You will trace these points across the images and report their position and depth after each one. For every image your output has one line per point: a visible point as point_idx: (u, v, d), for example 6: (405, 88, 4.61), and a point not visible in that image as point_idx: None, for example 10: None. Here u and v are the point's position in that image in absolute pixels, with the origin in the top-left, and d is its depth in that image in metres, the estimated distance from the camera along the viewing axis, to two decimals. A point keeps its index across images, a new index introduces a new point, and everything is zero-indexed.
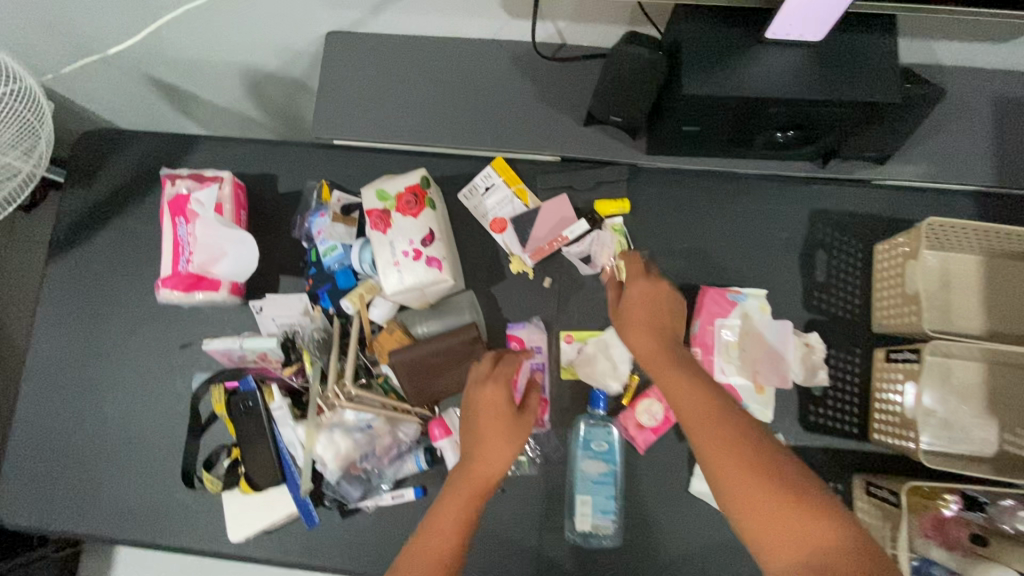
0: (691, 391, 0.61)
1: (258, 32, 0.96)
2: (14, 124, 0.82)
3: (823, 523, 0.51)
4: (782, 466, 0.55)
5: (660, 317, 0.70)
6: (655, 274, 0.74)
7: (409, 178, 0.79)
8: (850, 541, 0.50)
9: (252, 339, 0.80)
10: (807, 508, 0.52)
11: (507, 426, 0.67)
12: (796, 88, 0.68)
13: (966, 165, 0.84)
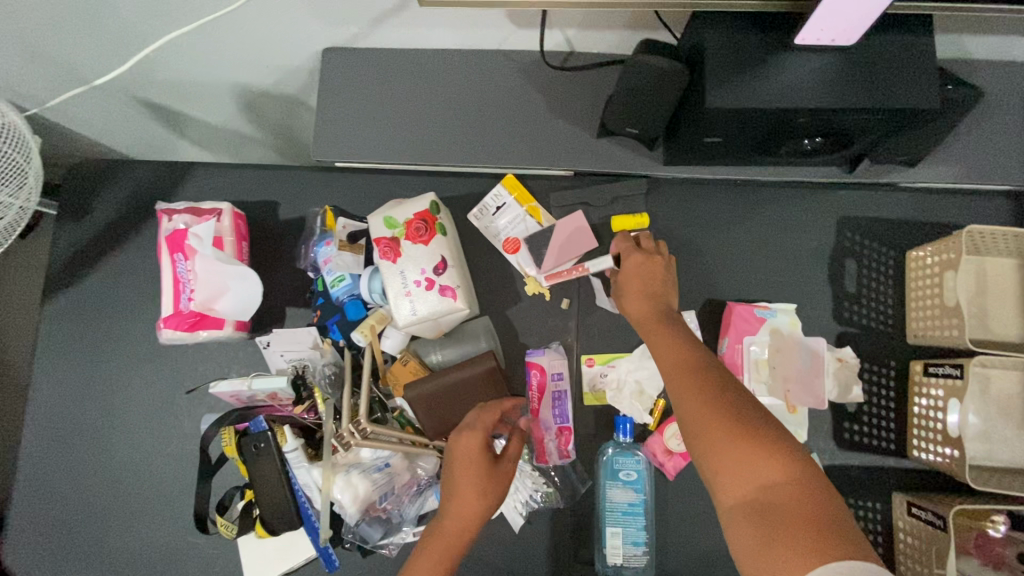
0: (680, 394, 0.58)
1: (251, 52, 0.92)
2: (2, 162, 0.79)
3: (771, 462, 0.51)
4: (743, 412, 0.55)
5: (652, 283, 0.70)
6: (653, 247, 0.73)
7: (418, 202, 0.75)
8: (797, 481, 0.50)
9: (262, 380, 0.75)
10: (756, 446, 0.52)
11: (479, 479, 0.65)
12: (827, 95, 0.65)
13: (1000, 165, 0.80)
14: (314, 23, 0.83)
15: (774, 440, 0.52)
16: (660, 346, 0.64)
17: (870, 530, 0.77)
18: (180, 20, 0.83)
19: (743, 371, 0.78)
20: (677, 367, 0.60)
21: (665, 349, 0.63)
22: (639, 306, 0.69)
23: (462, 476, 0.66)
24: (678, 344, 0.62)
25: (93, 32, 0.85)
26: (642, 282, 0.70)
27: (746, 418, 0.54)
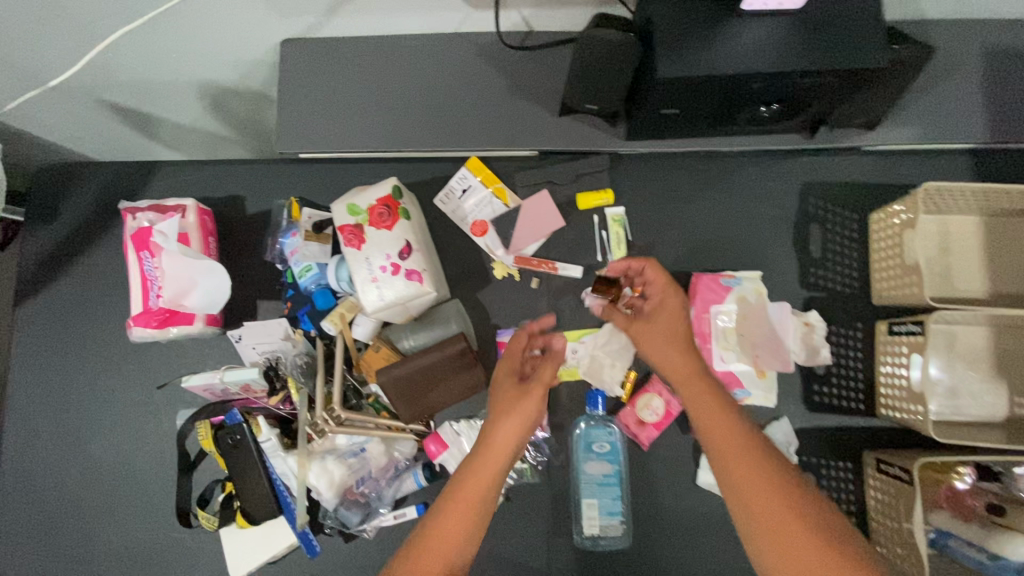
0: (737, 466, 0.56)
1: (210, 47, 0.91)
2: None
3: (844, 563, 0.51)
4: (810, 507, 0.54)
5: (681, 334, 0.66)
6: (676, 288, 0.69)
7: (380, 188, 0.75)
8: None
9: (233, 373, 0.75)
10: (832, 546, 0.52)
11: (520, 397, 0.65)
12: (779, 60, 0.65)
13: (958, 124, 0.81)
14: (270, 13, 0.82)
15: (842, 531, 0.53)
16: (709, 417, 0.59)
17: (842, 488, 0.78)
18: (133, 16, 0.82)
19: (711, 340, 0.79)
20: (733, 436, 0.58)
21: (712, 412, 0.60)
22: (674, 356, 0.65)
23: (505, 402, 0.66)
24: (730, 419, 0.59)
25: (46, 33, 0.84)
26: (669, 329, 0.66)
27: (813, 506, 0.54)
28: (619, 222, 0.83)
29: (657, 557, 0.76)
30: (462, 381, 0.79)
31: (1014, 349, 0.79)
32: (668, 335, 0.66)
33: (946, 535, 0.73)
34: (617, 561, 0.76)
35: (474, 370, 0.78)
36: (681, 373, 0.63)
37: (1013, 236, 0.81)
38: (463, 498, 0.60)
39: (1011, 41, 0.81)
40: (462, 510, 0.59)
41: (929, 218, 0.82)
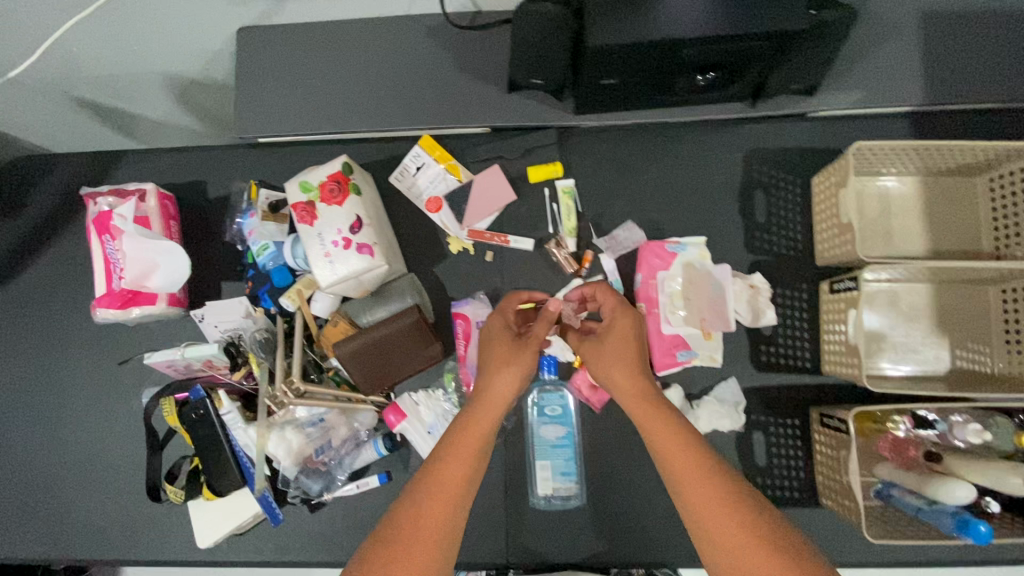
0: (693, 493, 0.56)
1: (170, 38, 0.93)
2: None
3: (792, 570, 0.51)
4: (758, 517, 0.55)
5: (629, 349, 0.67)
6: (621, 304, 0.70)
7: (331, 165, 0.78)
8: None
9: (192, 349, 0.78)
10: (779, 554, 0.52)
11: (520, 354, 0.66)
12: (705, 25, 0.66)
13: (897, 87, 0.82)
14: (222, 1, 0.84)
15: (801, 549, 0.53)
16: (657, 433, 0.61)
17: (789, 444, 0.80)
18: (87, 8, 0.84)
19: (658, 304, 0.81)
20: (688, 462, 0.58)
21: (669, 436, 0.60)
22: (627, 381, 0.65)
23: (503, 362, 0.66)
24: (676, 436, 0.60)
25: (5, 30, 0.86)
26: (624, 350, 0.67)
27: (766, 524, 0.54)
28: (570, 193, 0.85)
29: (610, 515, 0.79)
30: (419, 352, 0.80)
31: (954, 305, 0.81)
32: (620, 356, 0.67)
33: (890, 486, 0.74)
34: (573, 520, 0.79)
35: (429, 340, 0.80)
36: (631, 394, 0.64)
37: (952, 195, 0.83)
38: (447, 482, 0.59)
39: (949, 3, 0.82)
40: (445, 492, 0.58)
41: (871, 181, 0.84)
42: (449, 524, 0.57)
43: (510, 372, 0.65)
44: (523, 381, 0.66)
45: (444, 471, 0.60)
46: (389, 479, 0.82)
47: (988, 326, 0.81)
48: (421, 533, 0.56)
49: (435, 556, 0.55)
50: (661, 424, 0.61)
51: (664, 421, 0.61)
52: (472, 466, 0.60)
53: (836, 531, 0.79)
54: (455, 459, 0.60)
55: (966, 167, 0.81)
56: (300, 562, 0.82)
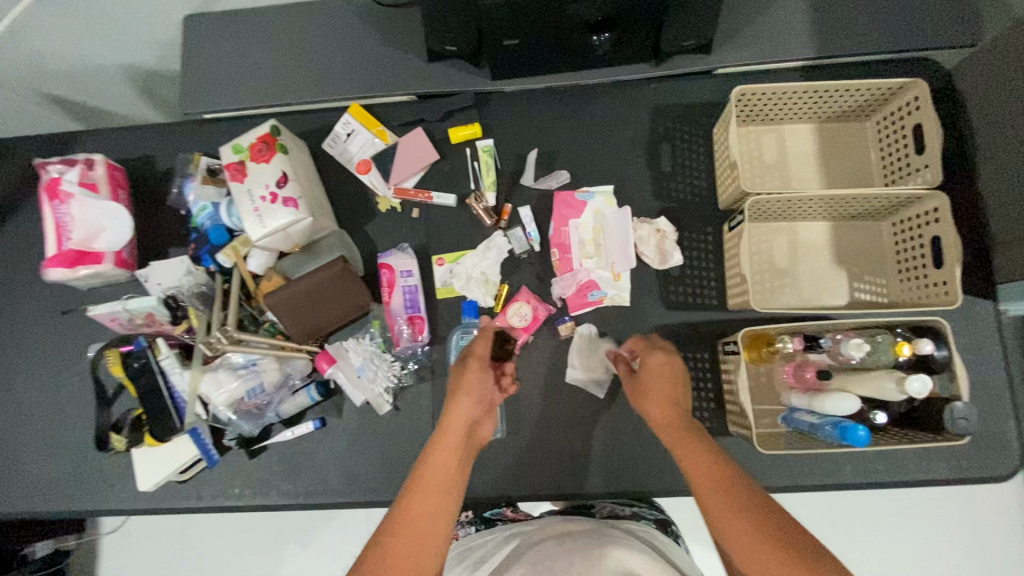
0: (734, 526, 0.55)
1: (122, 28, 1.01)
2: None
3: None
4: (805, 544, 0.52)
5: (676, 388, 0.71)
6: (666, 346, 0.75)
7: (260, 129, 0.85)
8: None
9: (137, 302, 0.84)
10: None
11: (467, 380, 0.69)
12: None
13: (788, 40, 0.87)
14: None
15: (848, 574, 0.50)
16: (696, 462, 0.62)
17: (699, 377, 0.84)
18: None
19: (571, 250, 0.88)
20: (726, 491, 0.58)
21: (702, 465, 0.61)
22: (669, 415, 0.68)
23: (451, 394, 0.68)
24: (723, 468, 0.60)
25: None
26: (657, 390, 0.71)
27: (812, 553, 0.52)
28: (488, 152, 0.91)
29: (531, 447, 0.84)
30: (346, 300, 0.85)
31: (853, 241, 0.86)
32: (654, 395, 0.70)
33: (795, 411, 0.77)
34: (496, 453, 0.84)
35: (356, 288, 0.84)
36: (676, 429, 0.67)
37: (846, 139, 0.88)
38: (406, 524, 0.57)
39: None
40: (408, 527, 0.57)
41: (769, 129, 0.88)
42: (415, 561, 0.55)
43: (461, 400, 0.67)
44: (474, 407, 0.67)
45: (406, 509, 0.58)
46: (324, 424, 0.86)
47: (883, 258, 0.85)
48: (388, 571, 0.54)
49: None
50: (699, 460, 0.62)
51: (697, 452, 0.62)
52: (431, 504, 0.59)
53: (747, 459, 0.82)
54: (416, 494, 0.60)
55: (855, 111, 0.86)
56: (239, 506, 0.86)
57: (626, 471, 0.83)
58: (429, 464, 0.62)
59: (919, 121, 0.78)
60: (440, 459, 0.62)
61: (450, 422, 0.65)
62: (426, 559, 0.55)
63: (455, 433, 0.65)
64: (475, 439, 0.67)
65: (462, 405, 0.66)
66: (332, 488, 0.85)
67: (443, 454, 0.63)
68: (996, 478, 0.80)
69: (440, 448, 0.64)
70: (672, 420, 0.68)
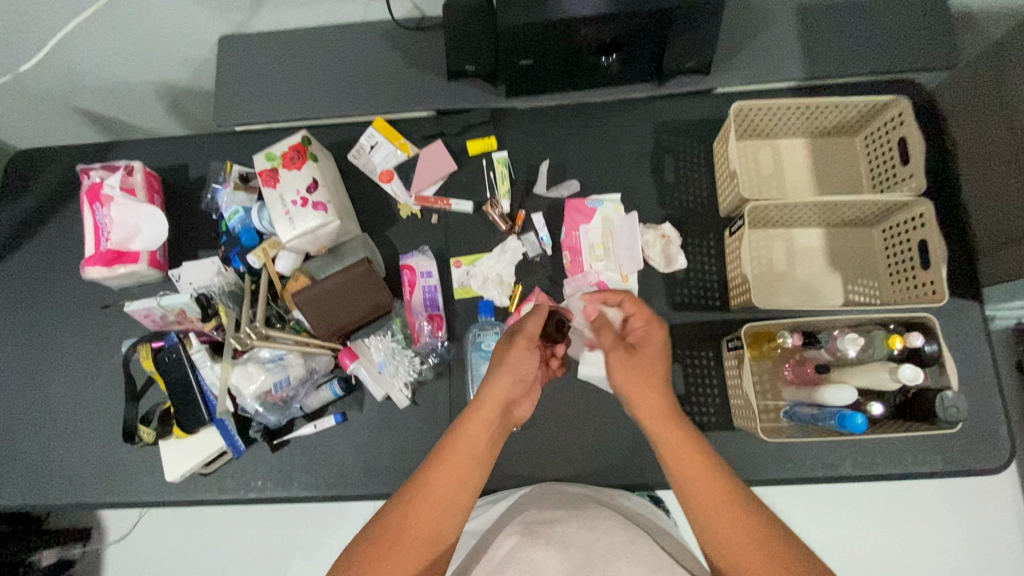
0: (708, 502, 0.63)
1: (159, 49, 1.07)
2: None
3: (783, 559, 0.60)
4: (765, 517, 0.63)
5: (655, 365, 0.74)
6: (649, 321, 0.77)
7: (292, 139, 0.91)
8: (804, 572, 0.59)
9: (168, 299, 0.88)
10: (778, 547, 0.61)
11: (515, 358, 0.72)
12: (602, 7, 0.80)
13: (781, 64, 0.95)
14: (201, 11, 0.98)
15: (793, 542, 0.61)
16: (675, 447, 0.67)
17: (705, 374, 0.89)
18: (80, 18, 0.96)
19: (581, 253, 0.93)
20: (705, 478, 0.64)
21: (689, 458, 0.66)
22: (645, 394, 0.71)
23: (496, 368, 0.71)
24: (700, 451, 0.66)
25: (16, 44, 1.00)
26: (647, 374, 0.72)
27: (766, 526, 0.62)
28: (503, 163, 0.97)
29: (544, 441, 0.88)
30: (369, 298, 0.89)
31: (846, 246, 0.91)
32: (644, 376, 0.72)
33: (797, 406, 0.81)
34: (510, 446, 0.88)
35: (379, 287, 0.89)
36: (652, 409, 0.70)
37: (837, 153, 0.94)
38: (439, 489, 0.63)
39: None
40: (436, 495, 0.63)
41: (765, 143, 0.95)
42: (438, 525, 0.62)
43: (507, 378, 0.70)
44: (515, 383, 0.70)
45: (434, 477, 0.63)
46: (344, 419, 0.90)
47: (875, 262, 0.90)
48: (410, 534, 0.61)
49: (425, 555, 0.61)
50: (684, 449, 0.66)
51: (684, 444, 0.67)
52: (464, 472, 0.64)
53: (750, 453, 0.85)
54: (450, 464, 0.64)
55: (845, 126, 0.92)
56: (260, 498, 0.89)
57: (635, 464, 0.87)
58: (467, 438, 0.66)
59: (903, 135, 0.84)
60: (476, 431, 0.67)
61: (491, 398, 0.69)
62: (448, 524, 0.62)
63: (494, 410, 0.68)
64: (508, 412, 0.72)
65: (506, 383, 0.69)
66: (351, 481, 0.88)
67: (480, 426, 0.67)
68: (987, 471, 0.83)
69: (478, 423, 0.67)
70: (655, 405, 0.70)
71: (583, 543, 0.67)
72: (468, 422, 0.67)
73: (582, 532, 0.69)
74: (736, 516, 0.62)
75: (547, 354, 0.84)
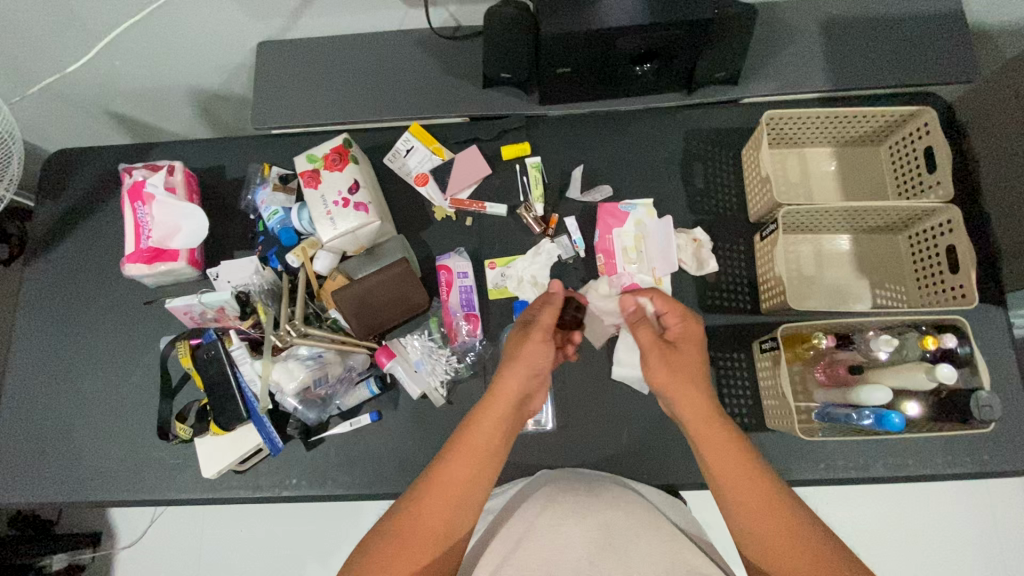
0: (745, 497, 0.65)
1: (196, 54, 1.09)
2: None
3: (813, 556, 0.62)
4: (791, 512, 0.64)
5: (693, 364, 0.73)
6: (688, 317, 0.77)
7: (334, 142, 0.93)
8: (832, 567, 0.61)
9: (210, 295, 0.89)
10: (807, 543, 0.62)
11: (526, 349, 0.72)
12: (641, 16, 0.83)
13: (807, 77, 0.98)
14: (242, 17, 0.99)
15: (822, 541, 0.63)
16: (715, 446, 0.68)
17: (737, 376, 0.90)
18: (124, 22, 0.98)
19: (615, 255, 0.95)
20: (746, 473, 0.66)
21: (728, 455, 0.67)
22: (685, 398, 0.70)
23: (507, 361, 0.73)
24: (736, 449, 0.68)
25: (58, 47, 1.01)
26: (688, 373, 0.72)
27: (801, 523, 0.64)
28: (537, 168, 1.00)
29: (579, 440, 0.89)
30: (408, 298, 0.91)
31: (873, 252, 0.94)
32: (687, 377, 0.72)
33: (828, 406, 0.82)
34: (546, 446, 0.89)
35: (417, 287, 0.90)
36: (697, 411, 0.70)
37: (862, 161, 0.97)
38: (449, 483, 0.65)
39: (848, 12, 0.99)
40: (443, 490, 0.65)
41: (792, 151, 0.98)
42: (447, 519, 0.64)
43: (516, 375, 0.71)
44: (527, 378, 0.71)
45: (442, 473, 0.65)
46: (379, 418, 0.91)
47: (902, 267, 0.93)
48: (419, 529, 0.63)
49: (433, 549, 0.63)
50: (725, 447, 0.68)
51: (726, 443, 0.68)
52: (472, 467, 0.66)
53: (783, 454, 0.86)
54: (458, 460, 0.66)
55: (870, 136, 0.95)
56: (295, 496, 0.89)
57: (669, 464, 0.88)
58: (477, 434, 0.68)
59: (930, 145, 0.87)
60: (486, 427, 0.68)
61: (501, 395, 0.70)
62: (455, 518, 0.64)
63: (506, 405, 0.70)
64: (520, 408, 0.72)
65: (515, 376, 0.71)
66: (385, 479, 0.89)
67: (490, 422, 0.69)
68: (1015, 471, 0.85)
69: (486, 419, 0.69)
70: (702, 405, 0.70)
71: (604, 528, 0.73)
72: (478, 417, 0.69)
73: (598, 515, 0.74)
74: (773, 509, 0.64)
75: (562, 340, 0.85)
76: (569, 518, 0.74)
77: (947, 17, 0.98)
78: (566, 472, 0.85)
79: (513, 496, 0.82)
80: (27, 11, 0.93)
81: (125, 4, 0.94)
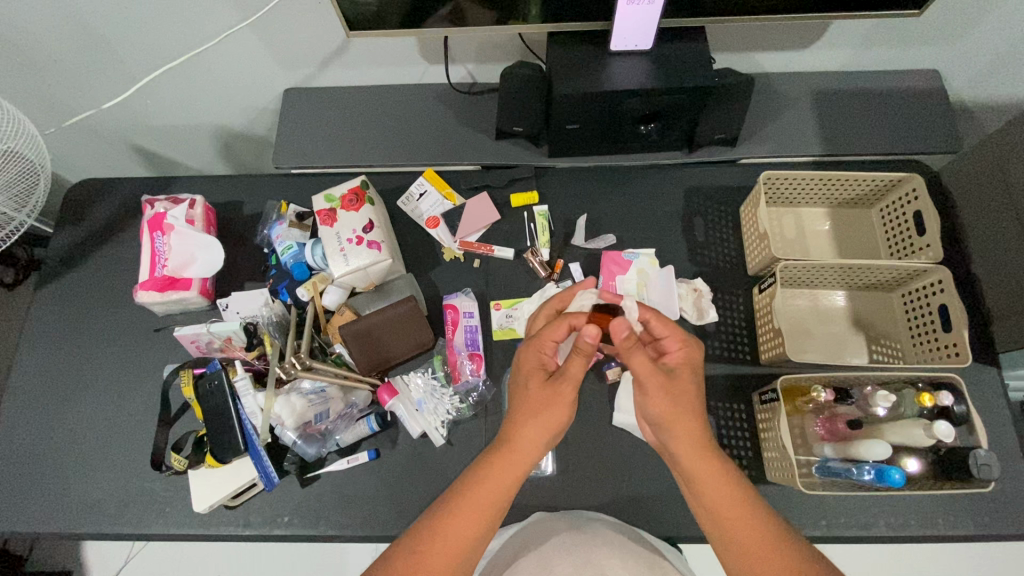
0: (738, 529, 0.64)
1: (226, 99, 1.15)
2: (15, 184, 0.96)
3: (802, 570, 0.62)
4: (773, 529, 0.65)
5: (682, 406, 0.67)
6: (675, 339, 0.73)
7: (351, 183, 0.97)
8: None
9: (219, 325, 0.91)
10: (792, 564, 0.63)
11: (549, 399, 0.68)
12: (647, 81, 0.89)
13: (803, 140, 1.04)
14: (274, 66, 1.06)
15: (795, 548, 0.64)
16: (711, 480, 0.66)
17: (737, 428, 0.90)
18: (162, 65, 1.04)
19: None
20: (735, 509, 0.65)
21: (722, 491, 0.66)
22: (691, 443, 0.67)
23: (529, 412, 0.68)
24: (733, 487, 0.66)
25: (98, 83, 1.07)
26: (680, 407, 0.67)
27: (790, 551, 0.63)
28: (543, 216, 1.04)
29: (578, 486, 0.88)
30: (413, 335, 0.92)
31: (867, 309, 0.96)
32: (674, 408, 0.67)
33: (828, 460, 0.82)
34: (544, 491, 0.88)
35: (422, 325, 0.92)
36: (702, 450, 0.67)
37: (852, 221, 1.02)
38: (454, 536, 0.63)
39: (836, 86, 1.07)
40: (448, 549, 0.62)
41: (786, 209, 1.03)
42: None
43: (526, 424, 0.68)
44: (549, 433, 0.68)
45: (446, 528, 0.63)
46: (377, 456, 0.90)
47: (896, 324, 0.95)
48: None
49: None
50: (710, 473, 0.66)
51: (720, 475, 0.66)
52: (471, 525, 0.64)
53: (786, 507, 0.85)
54: (463, 522, 0.63)
55: (862, 199, 1.01)
56: (285, 534, 0.87)
57: (670, 514, 0.86)
58: (480, 490, 0.65)
59: (919, 209, 0.92)
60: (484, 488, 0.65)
61: (524, 444, 0.67)
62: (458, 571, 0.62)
63: (521, 457, 0.67)
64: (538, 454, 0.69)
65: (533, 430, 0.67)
66: (381, 519, 0.87)
67: (489, 487, 0.65)
68: (1014, 534, 0.85)
69: (486, 481, 0.65)
70: (696, 438, 0.67)
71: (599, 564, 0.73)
72: (481, 482, 0.65)
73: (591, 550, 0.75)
74: (767, 533, 0.64)
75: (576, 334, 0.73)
76: (561, 554, 0.75)
77: (928, 94, 1.05)
78: (564, 517, 0.82)
79: (511, 539, 0.81)
80: (73, 47, 0.99)
81: (168, 49, 1.01)
